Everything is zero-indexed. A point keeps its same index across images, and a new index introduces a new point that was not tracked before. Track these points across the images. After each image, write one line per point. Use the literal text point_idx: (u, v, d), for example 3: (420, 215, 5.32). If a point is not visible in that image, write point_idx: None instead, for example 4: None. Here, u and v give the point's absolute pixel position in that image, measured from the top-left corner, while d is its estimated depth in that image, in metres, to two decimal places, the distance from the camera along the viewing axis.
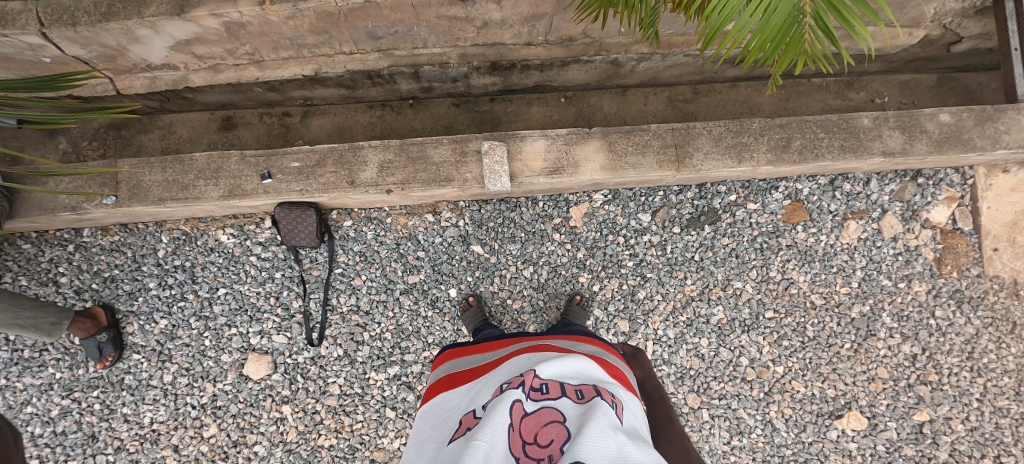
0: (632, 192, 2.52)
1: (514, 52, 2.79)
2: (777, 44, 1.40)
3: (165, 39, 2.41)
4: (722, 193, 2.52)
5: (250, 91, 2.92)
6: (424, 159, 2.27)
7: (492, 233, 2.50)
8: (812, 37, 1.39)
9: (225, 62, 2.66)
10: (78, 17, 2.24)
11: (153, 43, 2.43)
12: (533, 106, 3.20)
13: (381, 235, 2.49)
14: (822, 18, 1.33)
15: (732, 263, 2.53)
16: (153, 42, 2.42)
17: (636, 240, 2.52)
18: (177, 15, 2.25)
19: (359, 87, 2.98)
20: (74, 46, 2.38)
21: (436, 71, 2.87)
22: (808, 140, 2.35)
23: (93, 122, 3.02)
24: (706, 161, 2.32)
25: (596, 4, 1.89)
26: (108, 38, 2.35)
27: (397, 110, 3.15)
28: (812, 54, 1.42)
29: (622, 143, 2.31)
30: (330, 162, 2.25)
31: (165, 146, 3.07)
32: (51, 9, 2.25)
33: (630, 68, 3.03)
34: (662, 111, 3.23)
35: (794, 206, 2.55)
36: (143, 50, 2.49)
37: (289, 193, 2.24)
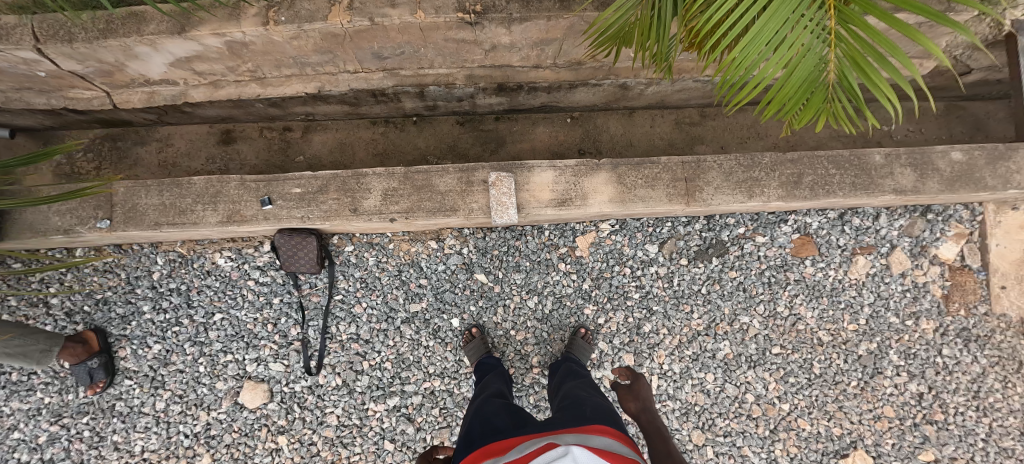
0: (640, 222, 2.46)
1: (521, 74, 2.74)
2: (800, 98, 1.37)
3: (165, 57, 2.34)
4: (731, 225, 2.48)
5: (250, 106, 2.86)
6: (428, 187, 2.22)
7: (496, 262, 2.45)
8: (837, 93, 1.36)
9: (226, 78, 2.60)
10: (74, 34, 2.17)
11: (152, 60, 2.36)
12: (539, 126, 3.15)
13: (382, 261, 2.44)
14: (847, 74, 1.29)
15: (740, 297, 2.49)
16: (152, 59, 2.35)
17: (642, 271, 2.48)
18: (177, 34, 2.19)
19: (363, 105, 2.91)
20: (69, 62, 2.31)
21: (441, 92, 2.80)
22: (820, 176, 2.31)
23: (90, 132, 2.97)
24: (716, 196, 2.27)
25: (609, 42, 1.83)
26: (105, 54, 2.27)
27: (401, 128, 3.09)
28: (835, 110, 1.39)
29: (632, 175, 2.26)
30: (332, 188, 2.19)
31: (162, 160, 3.02)
32: (46, 24, 2.17)
33: (639, 92, 2.98)
34: (668, 134, 3.22)
35: (804, 240, 2.51)
36: (142, 66, 2.41)
37: (290, 220, 2.18)
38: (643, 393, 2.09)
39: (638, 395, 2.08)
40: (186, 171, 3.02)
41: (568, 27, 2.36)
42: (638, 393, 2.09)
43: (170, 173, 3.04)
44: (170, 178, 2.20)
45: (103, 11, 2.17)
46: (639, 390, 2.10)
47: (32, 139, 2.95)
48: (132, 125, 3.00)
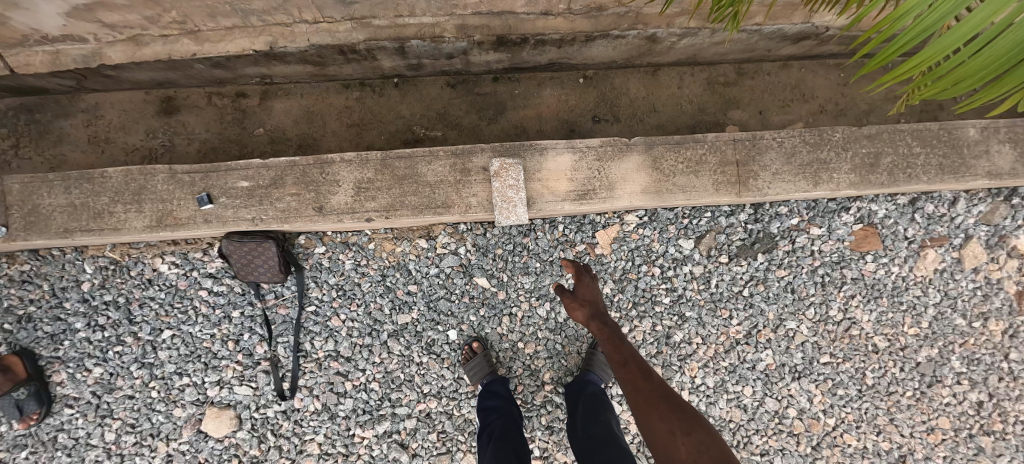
0: (673, 213, 2.02)
1: (526, 23, 2.18)
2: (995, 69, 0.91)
3: (57, 5, 1.84)
4: (783, 215, 2.06)
5: (189, 68, 2.30)
6: (413, 178, 1.74)
7: (500, 264, 2.03)
8: None
9: (149, 33, 2.07)
10: None
11: (40, 8, 1.85)
12: (546, 88, 2.62)
13: (362, 265, 2.01)
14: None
15: (788, 299, 2.11)
16: (39, 7, 1.85)
17: (675, 272, 2.07)
18: None
19: (330, 65, 2.36)
20: None
21: (427, 46, 2.25)
22: (900, 157, 1.88)
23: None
24: (774, 183, 1.82)
25: None
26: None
27: (379, 91, 2.55)
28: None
29: (670, 158, 1.78)
30: (290, 180, 1.70)
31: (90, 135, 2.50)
32: None
33: (669, 45, 2.45)
34: (699, 97, 2.73)
35: (866, 232, 2.12)
36: (31, 18, 1.90)
37: (237, 223, 1.70)
38: (592, 291, 1.57)
39: (586, 295, 1.55)
40: (123, 148, 2.52)
41: None
42: (585, 293, 1.56)
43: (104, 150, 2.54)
44: (80, 171, 1.71)
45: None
46: (586, 289, 1.56)
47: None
48: (49, 93, 2.45)
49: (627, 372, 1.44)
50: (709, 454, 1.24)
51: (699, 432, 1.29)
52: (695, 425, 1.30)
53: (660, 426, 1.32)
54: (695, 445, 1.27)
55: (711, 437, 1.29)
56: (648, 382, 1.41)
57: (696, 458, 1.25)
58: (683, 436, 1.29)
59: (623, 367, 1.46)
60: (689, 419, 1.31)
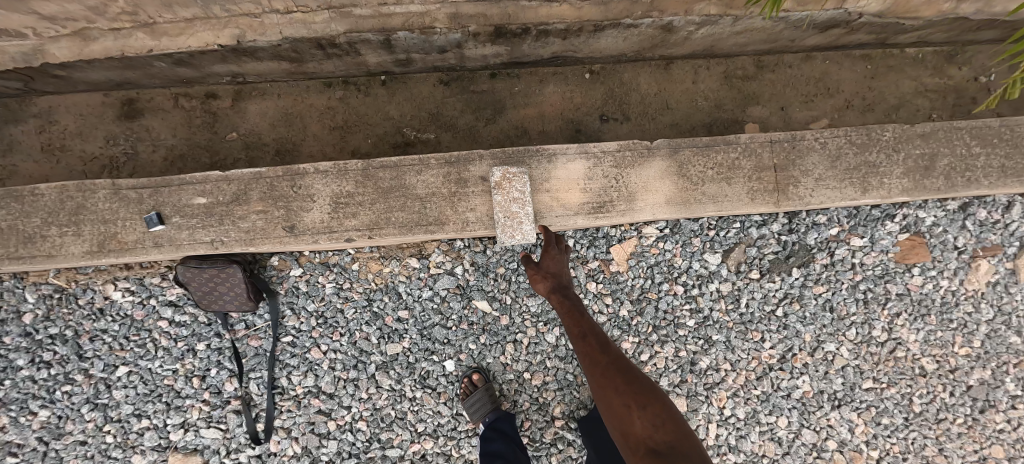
0: (698, 225, 1.78)
1: (528, 11, 1.90)
2: None
3: None
4: (821, 225, 1.82)
5: (148, 67, 2.02)
6: (401, 190, 1.49)
7: (502, 284, 1.79)
8: None
9: (98, 27, 1.80)
10: None
11: None
12: (549, 85, 2.31)
13: (344, 289, 1.76)
14: None
15: (826, 319, 1.88)
16: None
17: (700, 290, 1.84)
18: None
19: (308, 61, 2.07)
20: None
21: (416, 39, 1.96)
22: (958, 158, 1.64)
23: None
24: (817, 190, 1.58)
25: None
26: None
27: (365, 90, 2.24)
28: None
29: (697, 163, 1.55)
30: (255, 195, 1.45)
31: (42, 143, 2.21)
32: None
33: (684, 35, 2.16)
34: (715, 93, 2.41)
35: (912, 242, 1.89)
36: None
37: (192, 247, 1.45)
38: (557, 263, 1.48)
39: (550, 266, 1.48)
40: (80, 157, 2.19)
41: None
42: (551, 266, 1.48)
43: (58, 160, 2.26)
44: (7, 188, 1.45)
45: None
46: (553, 261, 1.47)
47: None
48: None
49: (585, 345, 1.40)
50: (662, 429, 1.22)
51: (654, 406, 1.26)
52: (651, 400, 1.27)
53: (614, 399, 1.30)
54: (649, 420, 1.24)
55: (666, 410, 1.26)
56: (606, 354, 1.37)
57: (648, 433, 1.22)
58: (637, 411, 1.25)
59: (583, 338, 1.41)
60: (645, 394, 1.28)
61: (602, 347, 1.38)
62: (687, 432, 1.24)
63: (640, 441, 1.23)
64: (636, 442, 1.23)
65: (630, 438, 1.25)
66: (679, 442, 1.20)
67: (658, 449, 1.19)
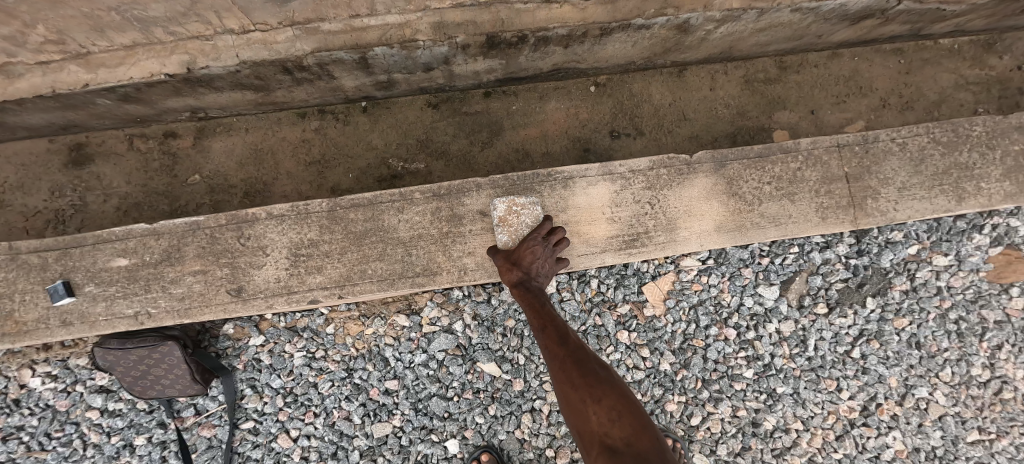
0: (748, 253, 1.48)
1: (521, 16, 1.51)
2: None
3: None
4: (897, 244, 1.50)
5: (92, 107, 1.66)
6: (379, 233, 1.17)
7: (513, 341, 1.45)
8: None
9: (22, 60, 1.43)
10: None
11: None
12: (550, 100, 1.93)
13: (317, 358, 1.43)
14: None
15: (914, 358, 1.58)
16: None
17: (756, 332, 1.52)
18: None
19: (276, 89, 1.70)
20: None
21: (397, 56, 1.57)
22: None
23: None
24: (901, 204, 1.25)
25: None
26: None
27: (344, 119, 1.87)
28: None
29: (749, 178, 1.23)
30: (191, 252, 1.13)
31: None
32: None
33: (700, 36, 1.77)
34: (737, 99, 2.01)
35: (1009, 258, 1.55)
36: None
37: (110, 323, 1.12)
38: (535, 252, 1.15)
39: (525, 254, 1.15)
40: (21, 214, 1.83)
41: None
42: (530, 255, 1.13)
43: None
44: None
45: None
46: (533, 252, 1.13)
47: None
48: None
49: (546, 338, 1.08)
50: (621, 425, 0.92)
51: (613, 399, 0.96)
52: (610, 392, 0.96)
53: (569, 393, 0.99)
54: (607, 414, 0.94)
55: (629, 406, 0.96)
56: (566, 345, 1.06)
57: (606, 429, 0.93)
58: (593, 404, 0.95)
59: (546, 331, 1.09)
60: (605, 386, 0.98)
61: (561, 338, 1.07)
62: (655, 431, 0.93)
63: (595, 440, 0.93)
64: (591, 442, 0.93)
65: (584, 438, 0.95)
66: (641, 440, 0.90)
67: (615, 448, 0.89)
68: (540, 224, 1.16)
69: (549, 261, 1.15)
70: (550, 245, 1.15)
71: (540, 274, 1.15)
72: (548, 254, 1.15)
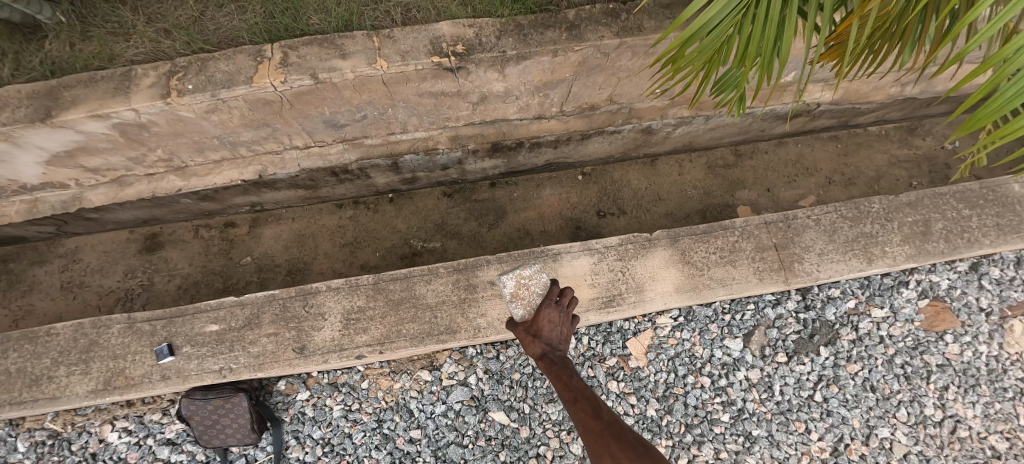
0: (712, 310, 1.78)
1: (519, 129, 1.92)
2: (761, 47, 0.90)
3: (34, 154, 1.56)
4: (837, 299, 1.81)
5: (175, 204, 2.05)
6: (411, 301, 1.50)
7: (519, 392, 1.71)
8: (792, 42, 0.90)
9: (133, 172, 1.82)
10: None
11: (17, 158, 1.58)
12: (545, 187, 2.33)
13: (353, 410, 1.69)
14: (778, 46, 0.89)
15: (870, 400, 1.80)
16: (17, 156, 1.57)
17: (727, 379, 1.78)
18: (40, 121, 1.41)
19: (322, 187, 2.10)
20: None
21: (421, 160, 1.97)
22: (952, 222, 1.65)
23: None
24: (823, 266, 1.58)
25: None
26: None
27: (374, 208, 2.26)
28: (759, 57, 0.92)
29: (699, 249, 1.58)
30: (267, 319, 1.45)
31: (65, 280, 2.17)
32: None
33: (664, 135, 2.19)
34: (703, 181, 2.40)
35: (935, 308, 1.85)
36: (7, 169, 1.65)
37: (200, 377, 1.42)
38: (552, 320, 1.28)
39: (542, 324, 1.28)
40: (97, 293, 2.16)
41: (581, 63, 1.60)
42: (547, 325, 1.27)
43: (76, 295, 2.17)
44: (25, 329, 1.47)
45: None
46: (549, 320, 1.27)
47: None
48: (28, 239, 2.18)
49: (578, 411, 1.17)
50: None
51: None
52: None
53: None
54: None
55: None
56: (599, 417, 1.15)
57: None
58: None
59: (577, 403, 1.19)
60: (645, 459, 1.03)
61: (593, 410, 1.16)
62: None
63: None
64: None
65: None
66: None
67: None
68: (550, 289, 1.33)
69: (564, 323, 1.28)
70: (563, 309, 1.30)
71: (560, 343, 1.27)
72: (563, 317, 1.29)
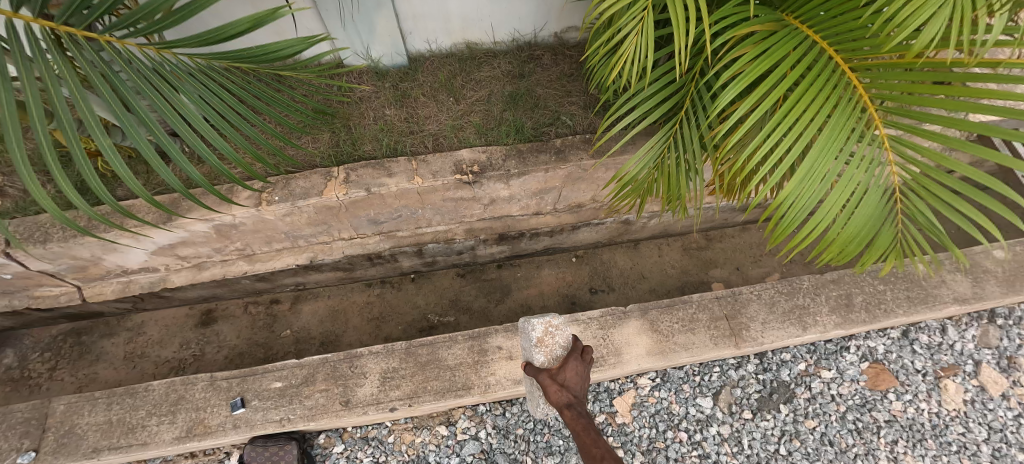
0: (684, 372, 2.13)
1: (522, 222, 2.38)
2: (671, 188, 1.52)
3: (147, 246, 2.03)
4: (789, 362, 2.16)
5: (236, 284, 2.47)
6: (435, 363, 1.86)
7: (522, 445, 2.01)
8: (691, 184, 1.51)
9: (211, 259, 2.26)
10: (51, 234, 1.90)
11: (133, 250, 2.04)
12: (544, 268, 2.75)
13: (380, 461, 1.97)
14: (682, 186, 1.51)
15: (829, 453, 2.05)
16: (133, 249, 2.03)
17: (702, 434, 2.06)
18: (162, 223, 1.89)
19: (358, 269, 2.53)
20: (40, 262, 2.02)
21: (441, 247, 2.42)
22: (870, 294, 2.09)
23: (54, 327, 2.52)
24: (766, 331, 1.99)
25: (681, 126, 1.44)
26: (81, 250, 1.98)
27: (398, 286, 2.67)
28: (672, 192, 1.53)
29: (665, 319, 1.99)
30: (320, 377, 1.81)
31: (128, 351, 2.49)
32: (22, 227, 1.91)
33: (642, 224, 2.66)
34: (680, 262, 2.81)
35: (876, 369, 2.19)
36: (120, 257, 2.11)
37: (264, 426, 1.75)
38: (574, 373, 1.45)
39: (566, 375, 1.44)
40: (154, 363, 2.47)
41: (568, 176, 2.09)
42: (571, 375, 1.44)
43: (136, 366, 2.46)
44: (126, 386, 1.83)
45: (74, 209, 1.89)
46: (573, 371, 1.44)
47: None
48: (103, 315, 2.54)
49: None
50: None
51: None
52: None
53: None
54: None
55: None
56: None
57: None
58: None
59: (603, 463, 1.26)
60: None
61: None
62: None
63: None
64: None
65: None
66: None
67: None
68: (573, 344, 1.50)
69: (584, 377, 1.46)
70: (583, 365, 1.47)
71: (581, 397, 1.43)
72: (583, 371, 1.46)
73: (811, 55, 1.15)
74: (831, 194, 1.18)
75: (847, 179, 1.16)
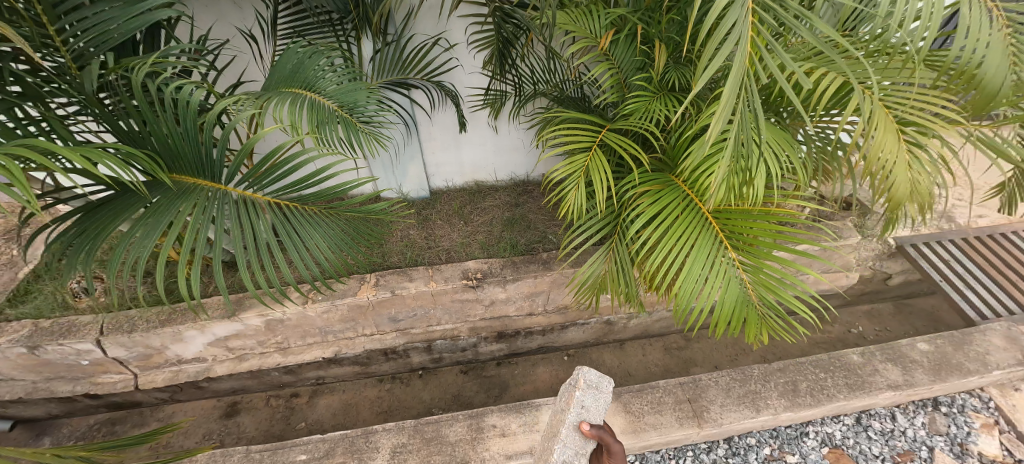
0: (660, 455, 2.37)
1: (518, 321, 2.84)
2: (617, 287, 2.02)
3: (207, 337, 2.52)
4: (754, 445, 2.41)
5: (266, 375, 2.88)
6: (438, 438, 2.17)
7: None
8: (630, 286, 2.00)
9: (253, 351, 2.70)
10: (137, 325, 2.42)
11: (195, 340, 2.53)
12: (539, 366, 3.10)
13: None
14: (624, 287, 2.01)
15: None
16: (195, 340, 2.53)
17: None
18: (227, 316, 2.43)
19: (373, 363, 2.93)
20: (119, 349, 2.48)
21: (447, 344, 2.88)
22: (813, 381, 2.43)
23: (94, 416, 2.84)
24: (725, 413, 2.29)
25: (615, 244, 2.00)
26: (154, 340, 2.47)
27: (406, 382, 3.02)
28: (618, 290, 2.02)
29: (637, 401, 2.33)
30: (339, 450, 2.12)
31: (154, 440, 2.74)
32: (116, 319, 2.44)
33: (623, 325, 3.12)
34: (662, 360, 3.14)
35: (836, 453, 2.39)
36: (182, 348, 2.57)
37: None
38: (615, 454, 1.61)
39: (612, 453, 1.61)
40: (176, 451, 2.69)
41: (553, 281, 2.62)
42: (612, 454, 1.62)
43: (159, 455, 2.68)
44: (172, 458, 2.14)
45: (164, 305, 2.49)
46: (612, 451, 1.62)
47: (26, 430, 2.77)
48: (140, 405, 2.88)
49: None
50: None
51: None
52: None
53: None
54: None
55: None
56: None
57: None
58: None
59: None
60: None
61: None
62: None
63: None
64: None
65: None
66: None
67: None
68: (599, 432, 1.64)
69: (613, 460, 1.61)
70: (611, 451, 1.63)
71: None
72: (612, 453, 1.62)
73: (684, 200, 1.81)
74: (706, 288, 1.71)
75: (714, 277, 1.70)
